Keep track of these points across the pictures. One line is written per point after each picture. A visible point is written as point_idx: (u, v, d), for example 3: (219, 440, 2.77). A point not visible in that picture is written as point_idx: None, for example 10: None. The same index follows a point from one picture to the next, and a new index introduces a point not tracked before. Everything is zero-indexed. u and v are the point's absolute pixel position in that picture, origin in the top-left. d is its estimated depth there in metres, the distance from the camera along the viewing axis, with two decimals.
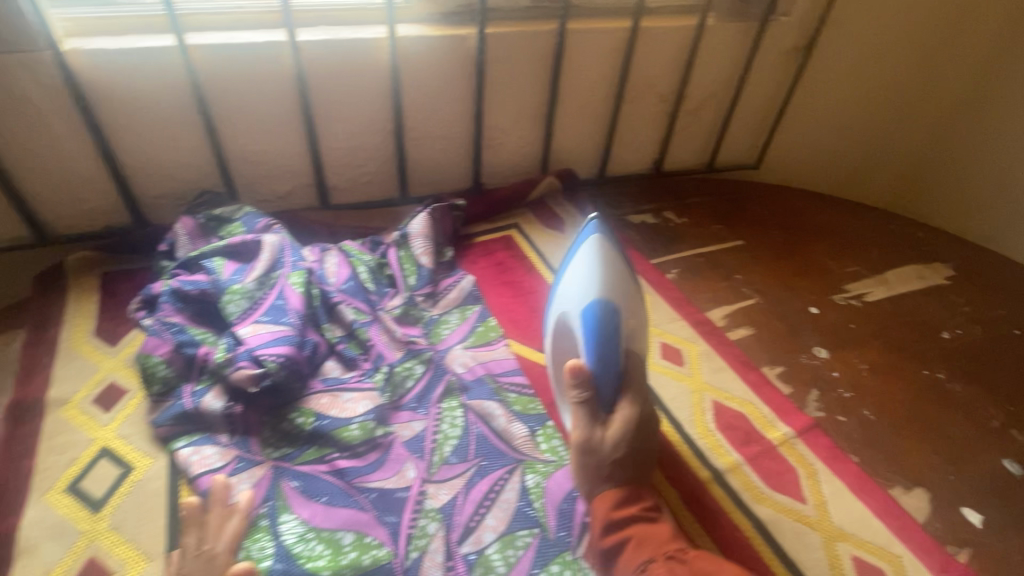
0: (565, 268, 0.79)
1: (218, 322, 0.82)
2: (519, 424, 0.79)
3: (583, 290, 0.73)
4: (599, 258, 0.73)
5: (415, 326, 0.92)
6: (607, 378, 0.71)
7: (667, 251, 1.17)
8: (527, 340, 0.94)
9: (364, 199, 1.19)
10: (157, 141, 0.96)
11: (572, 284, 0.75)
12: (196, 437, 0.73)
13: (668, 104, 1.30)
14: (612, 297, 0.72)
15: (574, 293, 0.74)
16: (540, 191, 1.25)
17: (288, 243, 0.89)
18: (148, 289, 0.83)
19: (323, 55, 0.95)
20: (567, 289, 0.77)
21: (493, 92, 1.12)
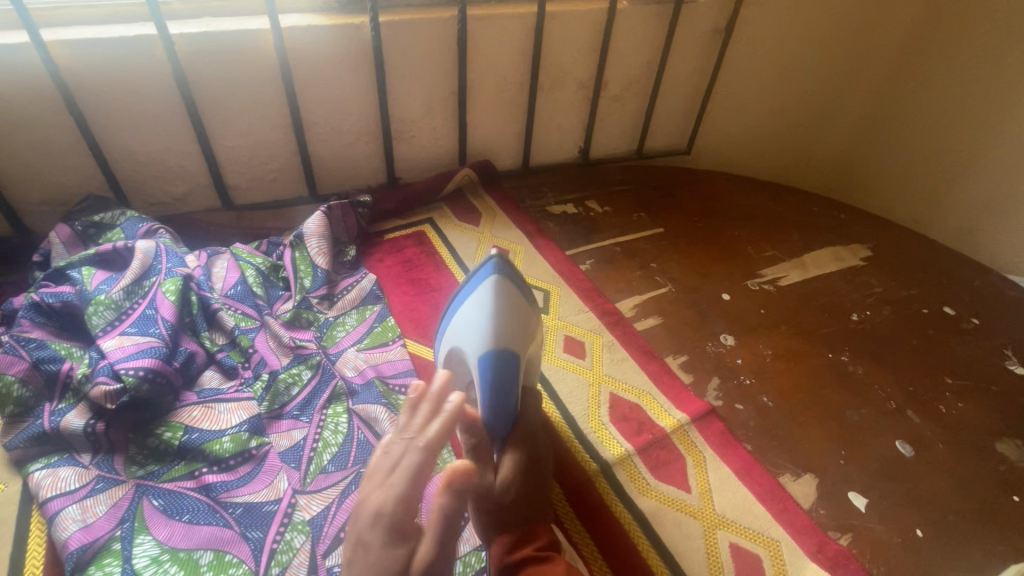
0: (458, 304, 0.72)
1: (85, 335, 0.79)
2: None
3: (479, 338, 0.68)
4: (495, 305, 0.67)
5: (307, 329, 0.89)
6: (502, 425, 0.69)
7: (584, 241, 1.15)
8: (425, 340, 0.91)
9: (271, 198, 1.15)
10: (30, 144, 0.91)
11: (468, 329, 0.69)
12: (54, 458, 0.70)
13: (587, 90, 1.27)
14: (509, 344, 0.67)
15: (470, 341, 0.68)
16: (457, 184, 1.22)
17: (164, 249, 0.85)
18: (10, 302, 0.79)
19: (202, 50, 0.91)
20: (461, 331, 0.70)
21: (397, 83, 1.08)
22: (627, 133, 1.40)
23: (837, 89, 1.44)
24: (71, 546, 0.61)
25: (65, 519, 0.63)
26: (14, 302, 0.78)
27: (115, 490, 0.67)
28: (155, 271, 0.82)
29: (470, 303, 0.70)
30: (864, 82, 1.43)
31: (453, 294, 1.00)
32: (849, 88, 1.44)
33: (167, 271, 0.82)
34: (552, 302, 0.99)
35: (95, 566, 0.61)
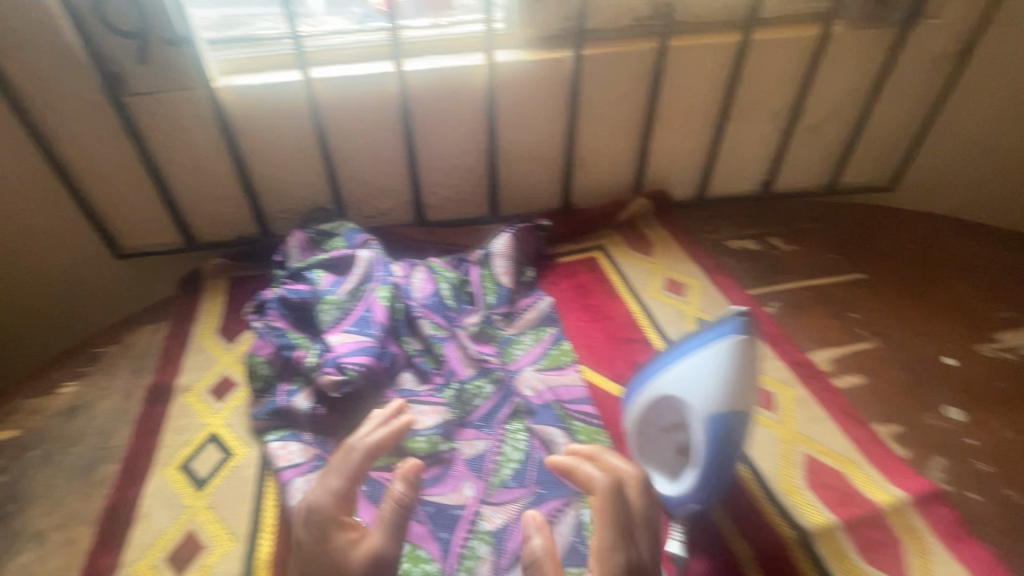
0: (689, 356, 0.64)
1: (313, 328, 0.90)
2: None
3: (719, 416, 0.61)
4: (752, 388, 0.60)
5: (489, 344, 0.94)
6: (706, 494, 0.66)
7: (769, 282, 1.06)
8: (600, 368, 0.91)
9: (456, 216, 1.24)
10: (283, 163, 1.09)
11: (703, 396, 0.62)
12: (284, 432, 0.81)
13: (781, 121, 1.19)
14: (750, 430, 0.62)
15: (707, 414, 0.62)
16: (631, 213, 1.21)
17: (379, 259, 0.96)
18: (259, 295, 0.93)
19: (425, 84, 1.02)
20: (690, 390, 0.64)
21: (588, 112, 1.11)
22: (821, 166, 1.28)
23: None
24: (299, 515, 0.71)
25: (294, 490, 0.74)
26: (265, 293, 0.92)
27: None
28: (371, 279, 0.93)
29: (718, 385, 0.60)
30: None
31: (630, 323, 0.98)
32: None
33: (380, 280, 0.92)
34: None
35: None
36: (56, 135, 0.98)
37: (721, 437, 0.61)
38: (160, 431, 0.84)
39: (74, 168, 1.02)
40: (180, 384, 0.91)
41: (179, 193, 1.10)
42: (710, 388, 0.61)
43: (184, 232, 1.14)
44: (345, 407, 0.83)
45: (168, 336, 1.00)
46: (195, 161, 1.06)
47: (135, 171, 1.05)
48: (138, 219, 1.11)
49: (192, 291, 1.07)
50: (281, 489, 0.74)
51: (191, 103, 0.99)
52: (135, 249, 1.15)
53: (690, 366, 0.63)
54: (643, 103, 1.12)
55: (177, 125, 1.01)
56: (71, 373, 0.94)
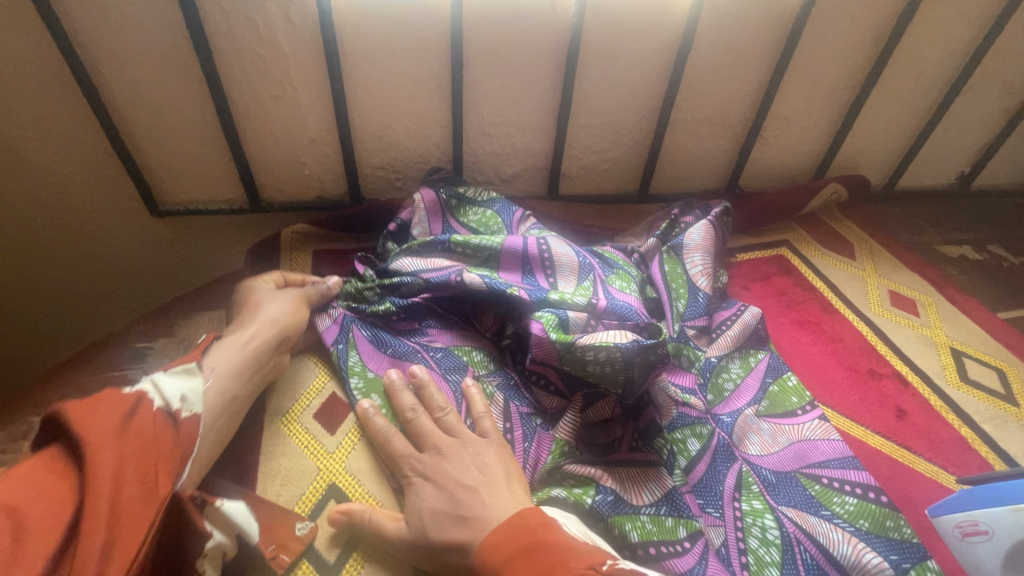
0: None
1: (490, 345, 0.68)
2: (872, 551, 0.53)
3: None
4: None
5: (687, 372, 0.68)
6: None
7: (1016, 304, 0.84)
8: (856, 415, 0.66)
9: (598, 191, 0.97)
10: (393, 100, 0.80)
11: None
12: None
13: (1015, 100, 0.95)
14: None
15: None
16: (819, 201, 0.96)
17: (583, 262, 0.70)
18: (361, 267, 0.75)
19: (610, 8, 0.75)
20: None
21: (796, 67, 0.85)
22: None
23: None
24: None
25: None
26: (397, 270, 0.69)
27: None
28: (554, 270, 0.69)
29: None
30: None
31: (867, 350, 0.74)
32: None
33: (537, 296, 0.64)
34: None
35: None
36: (86, 34, 0.67)
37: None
38: (249, 479, 0.57)
39: (107, 86, 0.72)
40: (269, 402, 0.63)
41: (248, 134, 0.80)
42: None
43: (250, 188, 0.85)
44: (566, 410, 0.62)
45: None
46: (277, 92, 0.77)
47: (193, 97, 0.75)
48: (190, 162, 0.82)
49: (265, 269, 0.79)
50: None
51: (286, 5, 0.69)
52: (180, 206, 0.85)
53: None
54: (867, 60, 0.86)
55: (261, 35, 0.71)
56: (109, 382, 0.66)
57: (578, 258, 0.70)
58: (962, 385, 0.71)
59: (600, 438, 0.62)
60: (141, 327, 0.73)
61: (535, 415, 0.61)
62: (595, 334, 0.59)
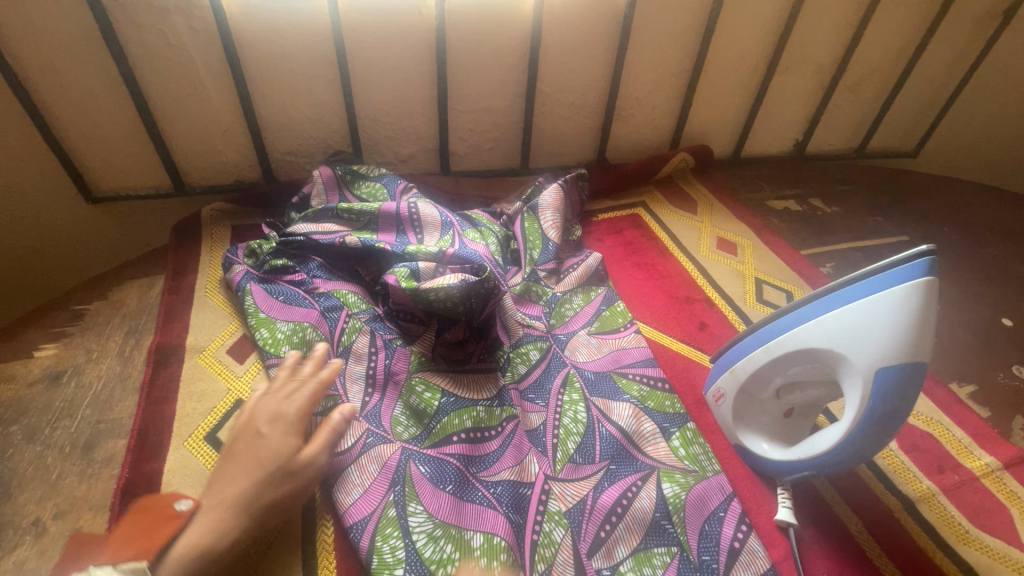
0: (803, 311, 0.54)
1: (371, 292, 0.84)
2: (649, 421, 0.71)
3: (799, 339, 0.54)
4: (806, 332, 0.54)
5: (536, 304, 0.84)
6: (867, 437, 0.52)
7: (819, 243, 1.03)
8: (666, 328, 0.84)
9: (485, 167, 1.13)
10: (292, 94, 0.94)
11: (801, 336, 0.54)
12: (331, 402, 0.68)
13: (826, 76, 1.14)
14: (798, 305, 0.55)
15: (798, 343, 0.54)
16: (670, 168, 1.14)
17: (444, 219, 0.86)
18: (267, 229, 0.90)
19: (468, 9, 0.90)
20: (793, 337, 0.55)
21: (635, 56, 1.02)
22: (855, 128, 1.25)
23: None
24: (356, 516, 0.60)
25: (348, 483, 0.62)
26: (293, 233, 0.86)
27: (385, 449, 0.65)
28: (421, 228, 0.85)
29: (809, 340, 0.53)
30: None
31: (688, 282, 0.92)
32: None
33: (398, 250, 0.80)
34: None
35: (379, 537, 0.58)
36: (14, 48, 0.80)
37: (886, 399, 0.49)
38: (171, 398, 0.71)
39: (39, 91, 0.84)
40: (188, 344, 0.77)
41: (168, 127, 0.93)
42: (892, 345, 0.48)
43: (174, 175, 0.98)
44: (423, 334, 0.77)
45: (165, 291, 0.85)
46: (189, 90, 0.90)
47: (116, 97, 0.88)
48: (118, 154, 0.94)
49: (187, 241, 0.92)
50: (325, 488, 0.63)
51: (189, 17, 0.83)
52: (112, 193, 0.98)
53: (875, 309, 0.48)
54: (694, 47, 1.04)
55: (170, 41, 0.85)
56: (50, 336, 0.78)
57: (441, 218, 0.85)
58: (757, 304, 0.89)
59: (456, 355, 0.77)
60: (79, 293, 0.85)
61: (396, 338, 0.77)
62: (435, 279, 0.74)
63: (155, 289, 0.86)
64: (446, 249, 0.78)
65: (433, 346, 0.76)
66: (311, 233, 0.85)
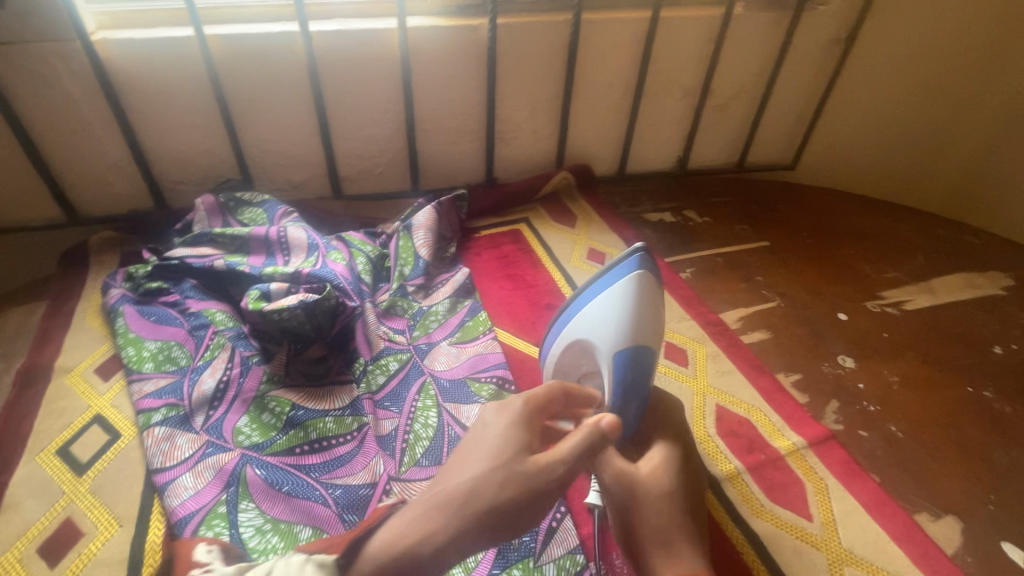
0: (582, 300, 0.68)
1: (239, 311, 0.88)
2: None
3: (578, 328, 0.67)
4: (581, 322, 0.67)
5: (401, 318, 0.90)
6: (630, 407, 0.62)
7: (684, 250, 1.10)
8: (521, 334, 0.91)
9: (377, 190, 1.19)
10: (176, 127, 1.00)
11: (579, 322, 0.67)
12: (172, 418, 0.73)
13: (694, 98, 1.24)
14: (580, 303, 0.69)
15: (577, 331, 0.67)
16: (553, 186, 1.22)
17: (311, 239, 0.91)
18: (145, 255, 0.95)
19: (335, 45, 0.97)
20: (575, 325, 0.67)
21: (506, 84, 1.10)
22: (732, 144, 1.35)
23: (975, 54, 1.26)
24: (181, 513, 0.64)
25: (178, 487, 0.66)
26: (169, 257, 0.91)
27: (223, 455, 0.70)
28: (289, 250, 0.90)
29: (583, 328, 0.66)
30: (984, 82, 1.30)
31: (551, 291, 0.99)
32: (984, 54, 1.26)
33: (257, 271, 0.86)
34: (700, 364, 0.85)
35: (205, 530, 0.63)
36: None
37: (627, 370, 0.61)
38: (31, 416, 0.74)
39: None
40: (57, 364, 0.81)
41: (55, 161, 0.98)
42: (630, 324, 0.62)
43: (67, 206, 1.03)
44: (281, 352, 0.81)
45: (45, 315, 0.89)
46: (72, 126, 0.96)
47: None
48: (6, 187, 0.99)
49: (75, 268, 0.97)
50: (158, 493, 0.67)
51: (63, 59, 0.89)
52: (5, 225, 1.02)
53: (608, 302, 0.63)
54: (561, 75, 1.12)
55: (47, 82, 0.90)
56: None
57: (308, 240, 0.90)
58: None
59: (318, 369, 0.81)
60: None
61: (255, 354, 0.81)
62: (279, 300, 0.79)
63: (36, 313, 0.90)
64: (300, 270, 0.84)
65: (289, 362, 0.81)
66: (184, 258, 0.90)
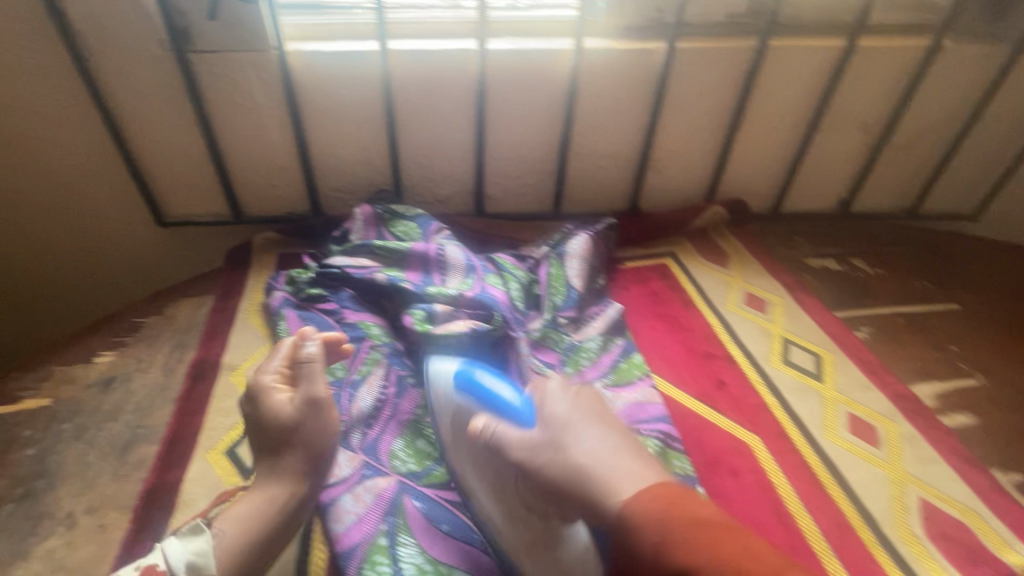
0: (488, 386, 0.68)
1: (393, 325, 0.88)
2: None
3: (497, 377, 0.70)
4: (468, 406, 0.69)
5: (552, 351, 0.85)
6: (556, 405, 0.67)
7: (857, 306, 0.99)
8: (681, 383, 0.83)
9: (518, 211, 1.17)
10: (343, 138, 1.02)
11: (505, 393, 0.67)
12: None
13: (874, 136, 1.12)
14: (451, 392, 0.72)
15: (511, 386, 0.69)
16: (704, 221, 1.14)
17: (469, 260, 0.90)
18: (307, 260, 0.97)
19: (506, 63, 0.95)
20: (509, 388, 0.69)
21: (671, 110, 1.04)
22: (907, 188, 1.20)
23: None
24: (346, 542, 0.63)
25: (341, 510, 0.66)
26: (330, 265, 0.92)
27: (380, 481, 0.69)
28: (446, 269, 0.89)
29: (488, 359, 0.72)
30: None
31: (709, 337, 0.91)
32: None
33: (420, 289, 0.85)
34: (894, 446, 0.75)
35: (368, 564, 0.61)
36: (111, 90, 0.92)
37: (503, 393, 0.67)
38: (203, 412, 0.77)
39: (128, 128, 0.97)
40: (225, 361, 0.84)
41: (232, 162, 1.04)
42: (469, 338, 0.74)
43: (235, 205, 1.08)
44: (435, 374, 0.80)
45: (213, 311, 0.93)
46: (253, 131, 1.00)
47: (191, 136, 0.99)
48: (187, 184, 1.05)
49: (239, 266, 1.01)
50: (320, 516, 0.67)
51: (257, 68, 0.93)
52: (180, 218, 1.09)
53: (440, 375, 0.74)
54: (731, 104, 1.04)
55: (240, 88, 0.95)
56: (109, 344, 0.87)
57: (466, 262, 0.89)
58: (781, 365, 0.86)
59: None
60: (138, 306, 0.94)
61: (410, 375, 0.80)
62: (448, 325, 0.79)
63: (204, 307, 0.94)
64: (463, 293, 0.82)
65: None
66: (344, 267, 0.91)
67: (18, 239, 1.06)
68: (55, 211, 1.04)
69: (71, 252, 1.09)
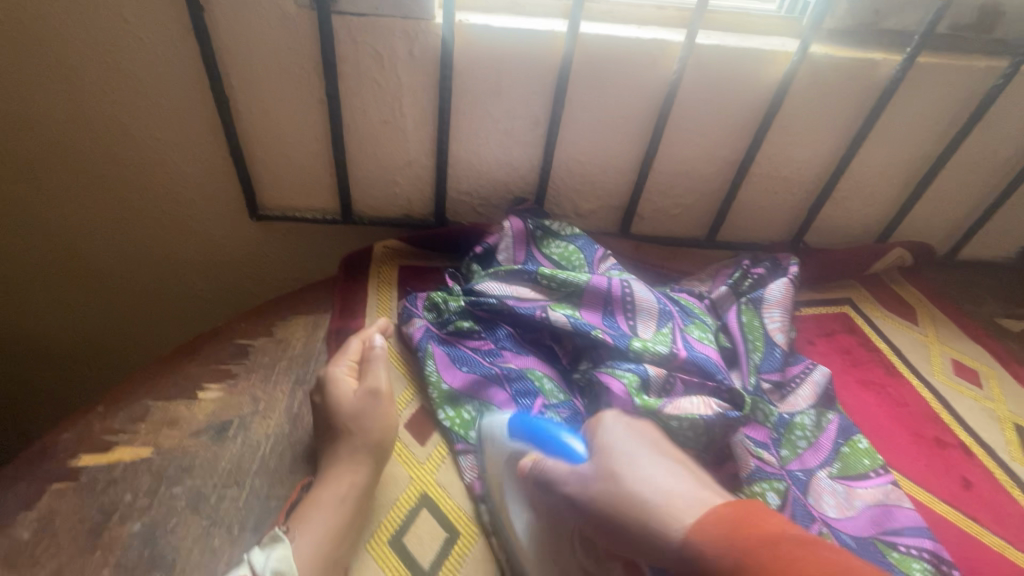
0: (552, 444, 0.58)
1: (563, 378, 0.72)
2: None
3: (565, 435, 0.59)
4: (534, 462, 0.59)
5: (761, 427, 0.68)
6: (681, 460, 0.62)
7: None
8: (924, 481, 0.69)
9: (667, 234, 1.00)
10: (491, 134, 0.85)
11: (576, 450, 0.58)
12: None
13: None
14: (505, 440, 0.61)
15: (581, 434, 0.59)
16: (885, 262, 0.98)
17: (659, 304, 0.74)
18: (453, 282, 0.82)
19: (710, 64, 0.78)
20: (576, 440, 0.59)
21: (876, 135, 0.88)
22: None
23: None
24: None
25: None
26: (484, 293, 0.75)
27: None
28: (634, 314, 0.73)
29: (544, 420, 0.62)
30: None
31: (932, 417, 0.76)
32: None
33: (620, 342, 0.69)
34: None
35: None
36: (225, 51, 0.73)
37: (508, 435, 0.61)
38: None
39: (237, 101, 0.78)
40: None
41: (353, 152, 0.86)
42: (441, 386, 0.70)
43: (346, 202, 0.90)
44: None
45: (334, 336, 0.76)
46: (387, 117, 0.82)
47: (311, 117, 0.81)
48: (294, 173, 0.87)
49: (356, 278, 0.83)
50: None
51: (410, 41, 0.75)
52: (277, 211, 0.91)
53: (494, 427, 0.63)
54: (945, 135, 0.89)
55: (384, 65, 0.77)
56: (214, 373, 0.70)
57: (658, 305, 0.74)
58: None
59: None
60: (240, 323, 0.77)
61: None
62: (676, 403, 0.63)
63: (321, 329, 0.78)
64: (677, 353, 0.68)
65: None
66: (504, 297, 0.75)
67: (84, 216, 0.89)
68: (133, 187, 0.86)
69: (147, 237, 0.93)
